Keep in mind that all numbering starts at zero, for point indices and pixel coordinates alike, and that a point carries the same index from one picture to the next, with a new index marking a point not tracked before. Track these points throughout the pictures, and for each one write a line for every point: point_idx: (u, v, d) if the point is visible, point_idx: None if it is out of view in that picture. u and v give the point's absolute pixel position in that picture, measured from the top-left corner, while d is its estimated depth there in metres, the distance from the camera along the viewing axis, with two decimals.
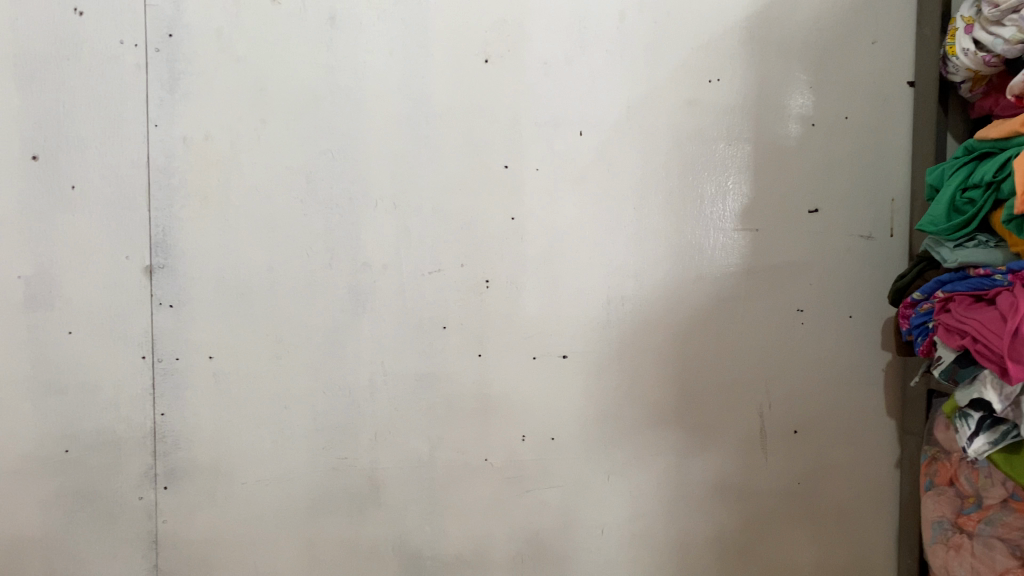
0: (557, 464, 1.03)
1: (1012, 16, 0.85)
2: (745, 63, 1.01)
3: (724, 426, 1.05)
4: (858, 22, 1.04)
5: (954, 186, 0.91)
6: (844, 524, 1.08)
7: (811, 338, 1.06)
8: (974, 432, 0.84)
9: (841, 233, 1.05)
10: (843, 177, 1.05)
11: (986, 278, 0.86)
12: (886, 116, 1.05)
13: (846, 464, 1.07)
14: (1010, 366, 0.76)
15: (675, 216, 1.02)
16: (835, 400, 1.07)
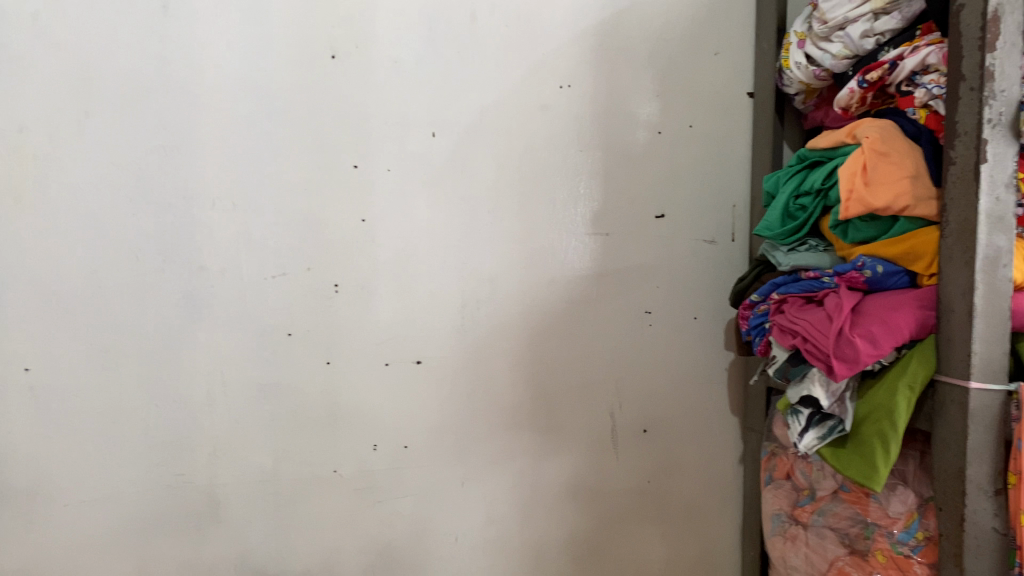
0: (410, 472, 1.00)
1: (839, 33, 0.93)
2: (595, 69, 1.03)
3: (576, 428, 1.05)
4: (701, 33, 1.07)
5: (788, 194, 0.95)
6: (691, 520, 1.11)
7: (659, 340, 1.08)
8: (805, 427, 0.88)
9: (686, 238, 1.08)
10: (688, 184, 1.08)
11: (816, 279, 0.91)
12: (727, 125, 1.10)
13: (694, 461, 1.11)
14: (836, 364, 0.80)
15: (528, 220, 1.02)
16: (683, 399, 1.10)
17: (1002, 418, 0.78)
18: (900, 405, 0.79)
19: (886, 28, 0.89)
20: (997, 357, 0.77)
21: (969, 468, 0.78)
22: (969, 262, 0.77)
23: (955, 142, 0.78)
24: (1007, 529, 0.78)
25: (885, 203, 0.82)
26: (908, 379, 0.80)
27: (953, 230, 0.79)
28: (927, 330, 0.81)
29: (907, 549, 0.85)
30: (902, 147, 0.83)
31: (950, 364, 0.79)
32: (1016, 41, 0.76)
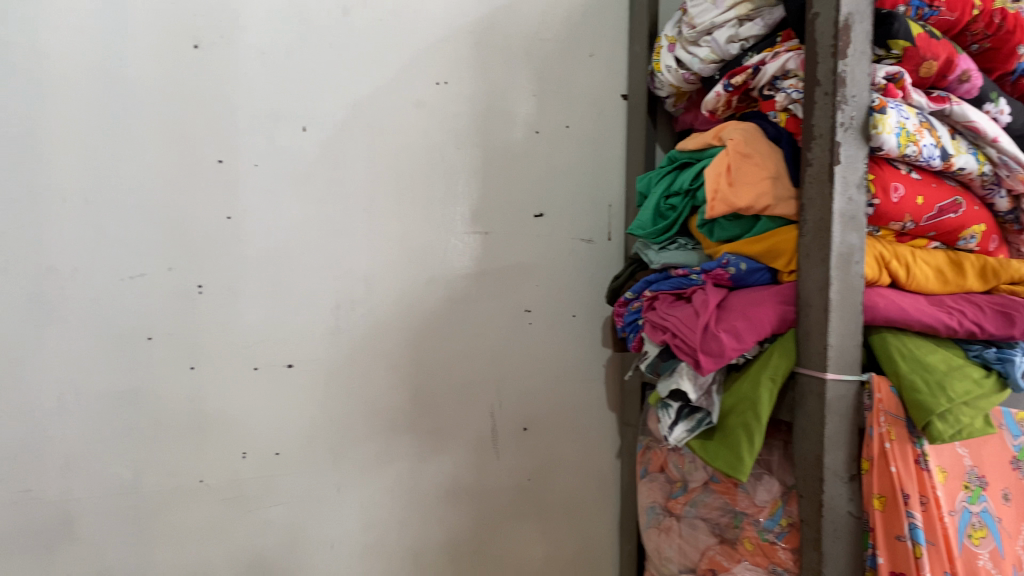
0: (282, 479, 0.96)
1: (706, 37, 0.97)
2: (472, 67, 1.02)
3: (456, 429, 1.04)
4: (577, 34, 1.09)
5: (659, 194, 0.98)
6: (570, 516, 1.13)
7: (538, 338, 1.09)
8: (674, 421, 0.89)
9: (563, 237, 1.10)
10: (565, 183, 1.10)
11: (685, 278, 0.94)
12: (602, 127, 1.13)
13: (574, 458, 1.12)
14: (702, 359, 0.82)
15: (404, 217, 1.00)
16: (563, 397, 1.11)
17: (855, 407, 0.83)
18: (763, 397, 0.82)
19: (750, 33, 0.93)
20: (850, 349, 0.82)
21: (827, 456, 0.81)
22: (825, 260, 0.80)
23: (812, 144, 0.82)
24: (860, 512, 0.84)
25: (747, 203, 0.85)
26: (771, 371, 0.83)
27: (811, 229, 0.82)
28: (786, 324, 0.85)
29: (773, 536, 0.88)
30: (764, 149, 0.88)
31: (808, 356, 0.82)
32: (865, 49, 0.80)
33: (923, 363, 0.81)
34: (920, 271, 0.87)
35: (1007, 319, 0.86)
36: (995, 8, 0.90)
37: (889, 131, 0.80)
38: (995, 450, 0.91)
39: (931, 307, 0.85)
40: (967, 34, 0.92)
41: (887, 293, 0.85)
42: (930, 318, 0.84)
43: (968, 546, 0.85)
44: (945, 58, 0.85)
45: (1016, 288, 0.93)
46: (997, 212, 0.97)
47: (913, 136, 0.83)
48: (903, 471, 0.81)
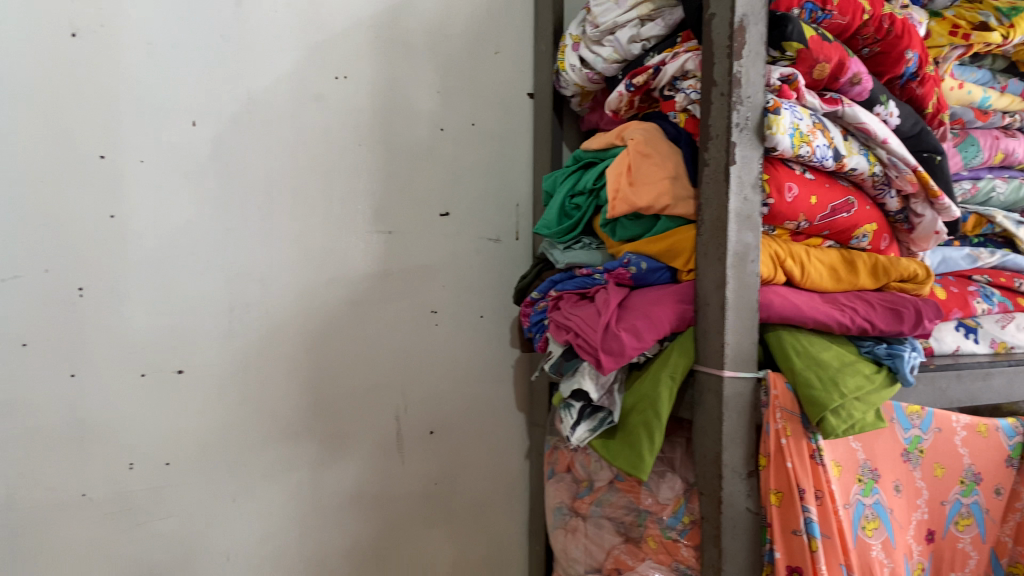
0: (173, 491, 0.92)
1: (609, 37, 0.97)
2: (372, 62, 1.00)
3: (359, 433, 1.02)
4: (481, 31, 1.08)
5: (564, 193, 0.98)
6: (478, 518, 1.12)
7: (445, 339, 1.07)
8: (576, 421, 0.88)
9: (470, 236, 1.09)
10: (471, 182, 1.09)
11: (590, 277, 0.94)
12: (508, 126, 1.12)
13: (482, 460, 1.12)
14: (603, 358, 0.82)
15: (302, 216, 0.97)
16: (471, 398, 1.10)
17: (752, 403, 0.84)
18: (663, 396, 0.82)
19: (650, 34, 0.93)
20: (746, 347, 0.83)
21: (725, 453, 0.82)
22: (722, 258, 0.81)
23: (709, 144, 0.83)
24: (758, 507, 0.85)
25: (647, 203, 0.86)
26: (670, 369, 0.84)
27: (708, 228, 0.83)
28: (685, 322, 0.86)
29: (675, 533, 0.89)
30: (664, 149, 0.89)
31: (706, 355, 0.83)
32: (759, 50, 0.82)
33: (817, 359, 0.82)
34: (814, 269, 0.89)
35: (897, 315, 0.88)
36: (884, 13, 0.92)
37: (782, 132, 0.82)
38: (888, 443, 0.93)
39: (825, 305, 0.87)
40: (858, 38, 0.94)
41: (782, 291, 0.86)
42: (822, 316, 0.85)
43: (862, 538, 0.87)
44: (837, 60, 0.87)
45: (906, 286, 0.96)
46: (888, 212, 0.99)
47: (807, 136, 0.85)
48: (799, 467, 0.82)
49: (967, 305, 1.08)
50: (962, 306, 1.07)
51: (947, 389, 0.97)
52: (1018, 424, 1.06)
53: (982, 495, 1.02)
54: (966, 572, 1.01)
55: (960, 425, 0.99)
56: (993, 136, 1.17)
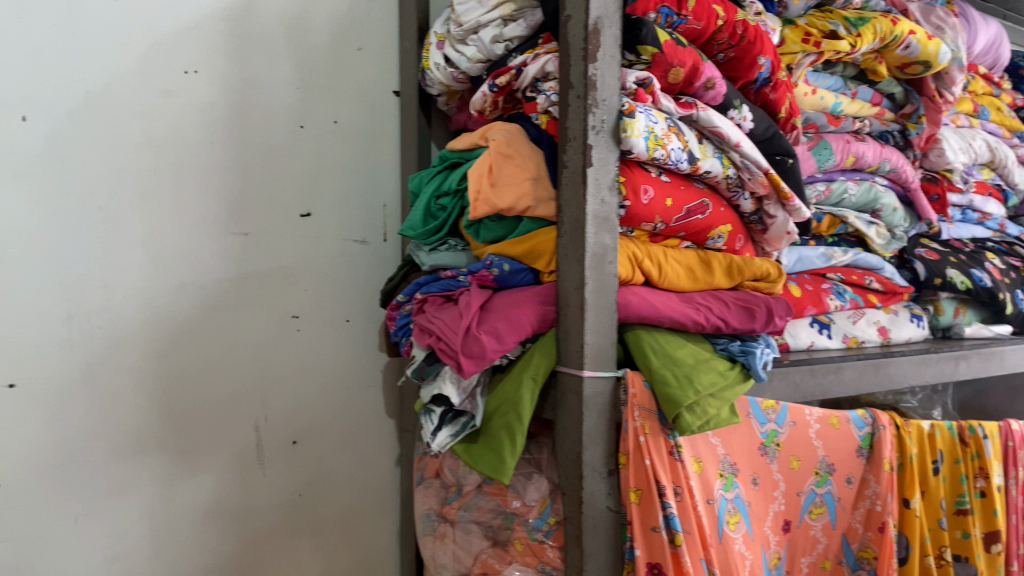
0: (5, 515, 0.85)
1: (473, 36, 0.97)
2: (224, 57, 0.97)
3: (216, 444, 0.98)
4: (341, 26, 1.07)
5: (429, 194, 0.96)
6: (345, 527, 1.10)
7: (307, 345, 1.06)
8: (438, 426, 0.84)
9: (334, 238, 1.07)
10: (332, 182, 1.07)
11: (454, 279, 0.92)
12: (372, 124, 1.11)
13: (350, 468, 1.11)
14: (463, 361, 0.79)
15: (149, 218, 0.93)
16: (336, 404, 1.09)
17: (611, 402, 0.84)
18: (524, 397, 0.81)
19: (513, 34, 0.93)
20: (606, 346, 0.83)
21: (586, 452, 0.82)
22: (581, 259, 0.81)
23: (567, 146, 0.83)
24: (618, 506, 0.85)
25: (509, 203, 0.85)
26: (532, 371, 0.83)
27: (567, 230, 0.83)
28: (547, 324, 0.85)
29: (541, 535, 0.89)
30: (524, 150, 0.88)
31: (567, 355, 0.83)
32: (613, 53, 0.82)
33: (673, 358, 0.84)
34: (671, 269, 0.91)
35: (749, 313, 0.92)
36: (737, 19, 0.95)
37: (637, 135, 0.83)
38: (744, 438, 0.95)
39: (681, 304, 0.89)
40: (713, 43, 0.96)
41: (640, 291, 0.87)
42: (679, 314, 0.87)
43: (727, 533, 0.90)
44: (691, 65, 0.89)
45: (760, 285, 1.00)
46: (743, 213, 1.03)
47: (661, 139, 0.86)
48: (657, 463, 0.83)
49: (821, 302, 1.14)
50: (817, 302, 1.13)
51: (800, 384, 1.00)
52: (868, 416, 1.10)
53: (835, 485, 1.06)
54: (813, 555, 1.06)
55: (813, 418, 1.03)
56: (844, 140, 1.23)
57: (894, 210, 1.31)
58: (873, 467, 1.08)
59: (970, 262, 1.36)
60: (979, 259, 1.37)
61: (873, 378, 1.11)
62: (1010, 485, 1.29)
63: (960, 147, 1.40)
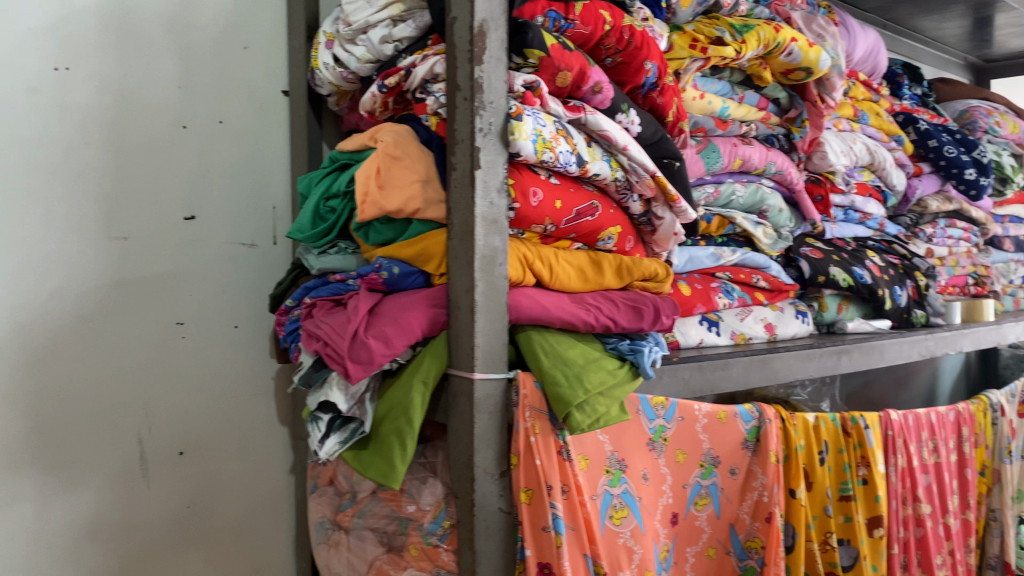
0: None
1: (362, 36, 0.95)
2: (100, 53, 0.93)
3: (95, 458, 0.94)
4: (227, 24, 1.05)
5: (318, 196, 0.94)
6: (236, 538, 1.07)
7: (193, 352, 1.03)
8: (325, 433, 0.83)
9: (220, 242, 1.05)
10: (219, 184, 1.04)
11: (343, 283, 0.90)
12: (261, 124, 1.09)
13: (241, 478, 1.08)
14: (350, 366, 0.78)
15: (17, 222, 0.88)
16: (226, 413, 1.06)
17: (503, 404, 0.84)
18: (415, 401, 0.80)
19: (403, 34, 0.92)
20: (496, 348, 0.83)
21: (477, 455, 0.81)
22: (470, 262, 0.80)
23: (455, 148, 0.83)
24: (510, 507, 0.85)
25: (397, 205, 0.84)
26: (422, 374, 0.82)
27: (456, 232, 0.83)
28: (437, 327, 0.84)
29: (436, 539, 0.88)
30: (413, 151, 0.87)
31: (458, 358, 0.82)
32: (500, 56, 0.82)
33: (563, 358, 0.85)
34: (562, 270, 0.92)
35: (637, 313, 0.94)
36: (624, 24, 0.97)
37: (524, 138, 0.83)
38: (634, 436, 0.98)
39: (571, 305, 0.90)
40: (602, 48, 0.98)
41: (531, 292, 0.88)
42: (568, 315, 0.88)
43: (608, 527, 0.94)
44: (578, 69, 0.90)
45: (648, 285, 1.03)
46: (633, 215, 1.05)
47: (549, 142, 0.87)
48: (546, 463, 0.84)
49: (709, 300, 1.18)
50: (706, 301, 1.18)
51: (689, 380, 1.04)
52: (755, 410, 1.13)
53: (720, 477, 1.10)
54: (699, 544, 1.09)
55: (702, 413, 1.07)
56: (731, 143, 1.27)
57: (780, 211, 1.36)
58: (760, 459, 1.11)
59: (852, 261, 1.42)
60: (860, 258, 1.44)
61: (760, 373, 1.15)
62: (890, 472, 1.35)
63: (841, 151, 1.47)
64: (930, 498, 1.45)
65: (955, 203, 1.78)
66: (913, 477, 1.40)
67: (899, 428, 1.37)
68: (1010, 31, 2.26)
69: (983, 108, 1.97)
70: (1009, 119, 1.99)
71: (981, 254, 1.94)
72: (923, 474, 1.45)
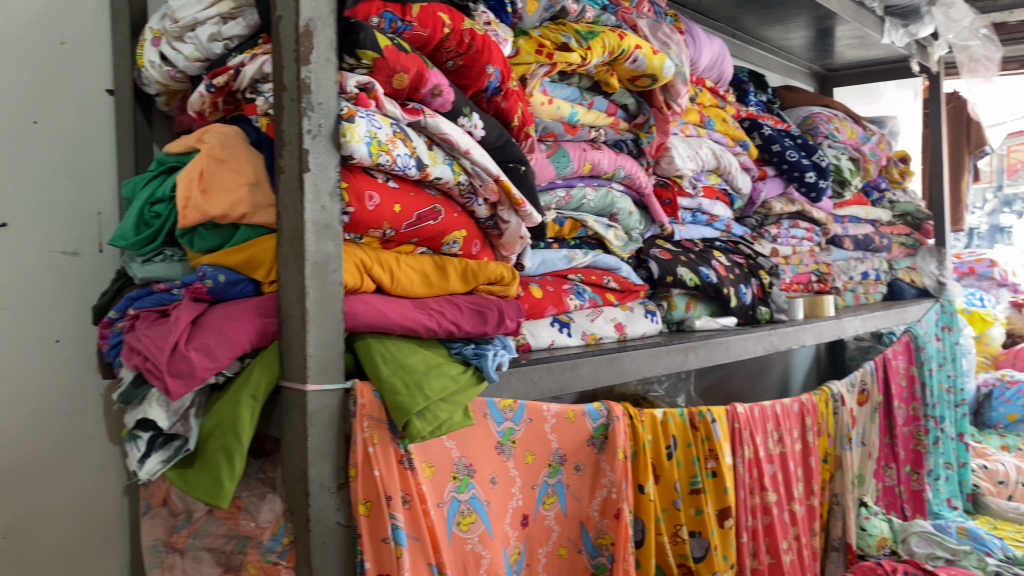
0: None
1: (190, 34, 0.91)
2: None
3: None
4: (41, 18, 0.98)
5: (142, 200, 0.89)
6: (62, 567, 1.00)
7: (7, 370, 0.95)
8: (146, 453, 0.79)
9: (37, 251, 0.98)
10: (34, 189, 0.97)
11: (167, 293, 0.86)
12: (83, 125, 1.03)
13: (67, 502, 1.01)
14: (170, 381, 0.75)
15: None
16: (48, 433, 0.99)
17: (340, 416, 0.81)
18: (243, 417, 0.77)
19: (232, 33, 0.89)
20: (331, 357, 0.79)
21: (311, 469, 0.78)
22: (300, 268, 0.77)
23: (283, 151, 0.79)
24: (348, 520, 0.82)
25: (222, 210, 0.81)
26: (252, 387, 0.79)
27: (285, 238, 0.79)
28: (267, 338, 0.81)
29: (275, 556, 0.85)
30: (241, 154, 0.84)
31: (290, 369, 0.79)
32: (329, 56, 0.80)
33: (402, 365, 0.83)
34: (403, 275, 0.90)
35: (481, 317, 0.93)
36: (464, 28, 0.96)
37: (357, 140, 0.82)
38: (481, 440, 0.98)
39: (414, 311, 0.87)
40: (441, 51, 0.97)
41: (368, 299, 0.85)
42: (410, 321, 0.85)
43: (456, 534, 0.93)
44: (415, 71, 0.88)
45: (494, 289, 1.01)
46: (479, 219, 1.04)
47: (386, 145, 0.85)
48: (386, 474, 0.83)
49: (561, 302, 1.20)
50: (557, 303, 1.19)
51: (538, 382, 1.04)
52: (603, 407, 1.15)
53: (565, 474, 1.11)
54: (549, 544, 1.10)
55: (550, 414, 1.08)
56: (580, 148, 1.29)
57: (630, 214, 1.40)
58: (608, 456, 1.14)
59: (698, 261, 1.48)
60: (706, 258, 1.50)
61: (608, 371, 1.17)
62: (738, 463, 1.40)
63: (688, 156, 1.52)
64: (776, 487, 1.52)
65: (798, 204, 1.87)
66: (760, 468, 1.46)
67: (745, 420, 1.42)
68: (848, 43, 2.41)
69: (824, 114, 2.09)
70: (847, 125, 2.12)
71: (823, 253, 2.05)
72: (769, 463, 1.51)
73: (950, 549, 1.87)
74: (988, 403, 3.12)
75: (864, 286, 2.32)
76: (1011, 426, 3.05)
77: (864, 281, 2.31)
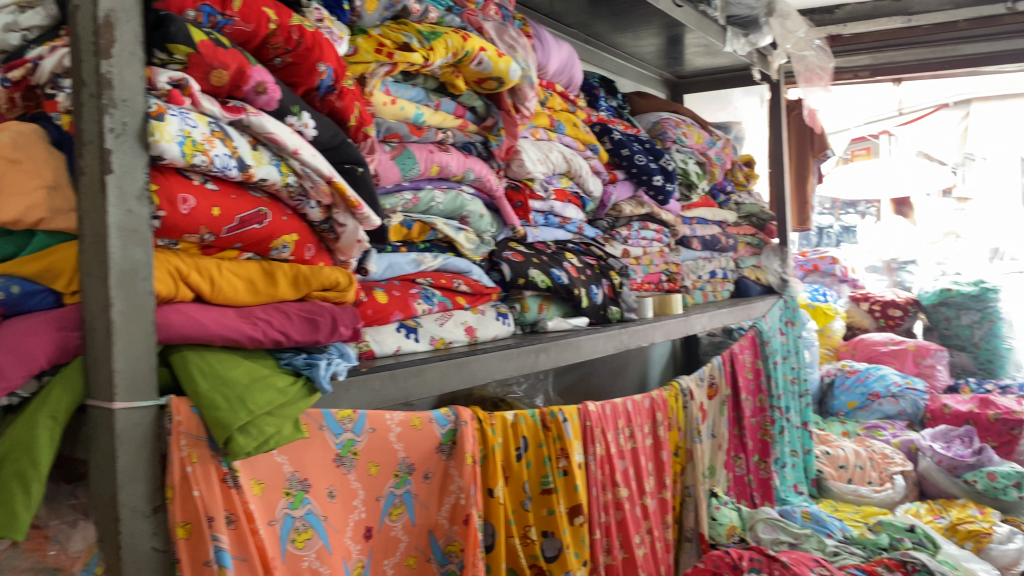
0: None
1: None
2: None
3: None
4: None
5: None
6: None
7: None
8: None
9: None
10: None
11: None
12: None
13: None
14: None
15: None
16: None
17: (154, 434, 0.76)
18: (40, 442, 0.71)
19: (31, 23, 0.81)
20: (141, 371, 0.74)
21: (121, 492, 0.72)
22: (104, 277, 0.72)
23: (83, 150, 0.73)
24: (166, 545, 0.77)
25: (14, 216, 0.73)
26: (50, 408, 0.73)
27: (87, 245, 0.73)
28: (68, 354, 0.75)
29: None
30: (38, 154, 0.76)
31: (95, 387, 0.73)
32: (134, 50, 0.74)
33: (222, 378, 0.78)
34: (226, 283, 0.85)
35: (312, 325, 0.90)
36: (292, 24, 0.93)
37: (167, 139, 0.77)
38: (317, 452, 0.94)
39: (237, 321, 0.83)
40: (268, 47, 0.93)
41: (185, 308, 0.80)
42: (231, 332, 0.81)
43: (290, 552, 0.89)
44: (235, 68, 0.84)
45: (330, 296, 0.97)
46: (312, 222, 1.00)
47: (201, 145, 0.81)
48: (206, 494, 0.78)
49: (407, 307, 1.18)
50: (403, 308, 1.17)
51: (381, 390, 1.01)
52: (451, 412, 1.13)
53: (413, 483, 1.09)
54: (396, 555, 1.07)
55: (395, 422, 1.05)
56: (427, 150, 1.27)
57: (481, 216, 1.40)
58: (456, 461, 1.12)
59: (550, 263, 1.48)
60: (558, 259, 1.51)
61: (456, 375, 1.15)
62: (589, 461, 1.42)
63: (538, 159, 1.53)
64: (628, 483, 1.55)
65: (647, 207, 1.92)
66: (612, 464, 1.48)
67: (596, 419, 1.44)
68: (695, 51, 2.51)
69: (672, 120, 2.16)
70: (694, 130, 2.19)
71: (672, 253, 2.12)
72: (621, 459, 1.54)
73: (793, 533, 1.96)
74: (831, 392, 3.33)
75: (713, 285, 2.42)
76: (851, 413, 3.24)
77: (712, 279, 2.41)
